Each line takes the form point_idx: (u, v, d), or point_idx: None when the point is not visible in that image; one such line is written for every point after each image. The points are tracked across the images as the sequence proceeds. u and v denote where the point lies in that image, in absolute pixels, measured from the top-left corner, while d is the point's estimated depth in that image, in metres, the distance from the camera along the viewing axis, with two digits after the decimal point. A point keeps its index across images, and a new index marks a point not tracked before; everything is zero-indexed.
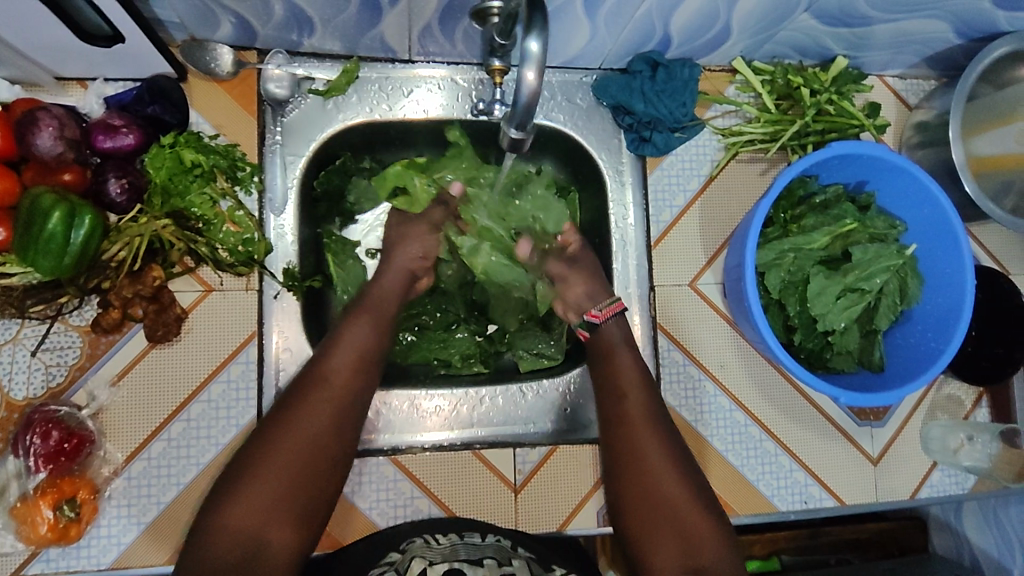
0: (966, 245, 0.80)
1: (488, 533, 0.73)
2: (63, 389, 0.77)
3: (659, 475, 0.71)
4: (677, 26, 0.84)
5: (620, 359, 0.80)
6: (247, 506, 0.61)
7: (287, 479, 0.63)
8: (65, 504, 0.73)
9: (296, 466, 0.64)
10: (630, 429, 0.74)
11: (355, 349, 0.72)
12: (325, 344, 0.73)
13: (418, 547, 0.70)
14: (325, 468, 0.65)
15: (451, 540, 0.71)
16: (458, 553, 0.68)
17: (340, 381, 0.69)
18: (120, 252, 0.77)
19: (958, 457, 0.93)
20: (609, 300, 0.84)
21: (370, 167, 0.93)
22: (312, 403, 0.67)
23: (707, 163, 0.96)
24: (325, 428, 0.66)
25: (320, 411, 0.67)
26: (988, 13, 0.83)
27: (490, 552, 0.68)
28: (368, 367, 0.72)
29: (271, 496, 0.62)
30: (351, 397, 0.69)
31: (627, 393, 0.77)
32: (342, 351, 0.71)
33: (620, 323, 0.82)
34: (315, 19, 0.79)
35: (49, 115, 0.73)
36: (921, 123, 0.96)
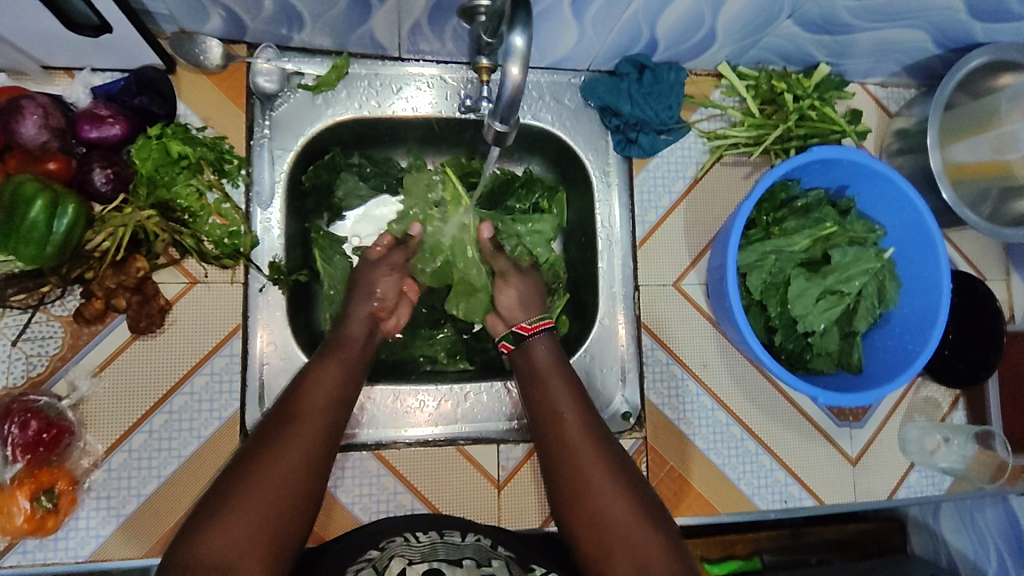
0: (943, 247, 0.82)
1: (467, 532, 0.74)
2: (44, 379, 0.77)
3: (612, 496, 0.69)
4: (663, 29, 0.85)
5: (553, 381, 0.76)
6: (218, 537, 0.59)
7: (263, 515, 0.62)
8: (43, 495, 0.72)
9: (269, 505, 0.62)
10: (579, 451, 0.72)
11: (330, 385, 0.73)
12: (299, 380, 0.73)
13: (397, 545, 0.70)
14: (300, 506, 0.64)
15: (431, 538, 0.72)
16: (437, 552, 0.69)
17: (314, 415, 0.69)
18: (104, 242, 0.76)
19: (935, 458, 0.96)
20: (535, 316, 0.83)
21: (358, 163, 0.93)
22: (286, 441, 0.66)
23: (692, 166, 0.98)
24: (300, 468, 0.65)
25: (296, 444, 0.66)
26: (965, 24, 0.85)
27: (469, 551, 0.69)
28: (341, 403, 0.73)
29: (243, 531, 0.60)
30: (326, 428, 0.70)
31: (566, 418, 0.74)
32: (316, 384, 0.72)
33: (551, 338, 0.81)
34: (305, 14, 0.79)
35: (33, 104, 0.72)
36: (901, 130, 0.98)
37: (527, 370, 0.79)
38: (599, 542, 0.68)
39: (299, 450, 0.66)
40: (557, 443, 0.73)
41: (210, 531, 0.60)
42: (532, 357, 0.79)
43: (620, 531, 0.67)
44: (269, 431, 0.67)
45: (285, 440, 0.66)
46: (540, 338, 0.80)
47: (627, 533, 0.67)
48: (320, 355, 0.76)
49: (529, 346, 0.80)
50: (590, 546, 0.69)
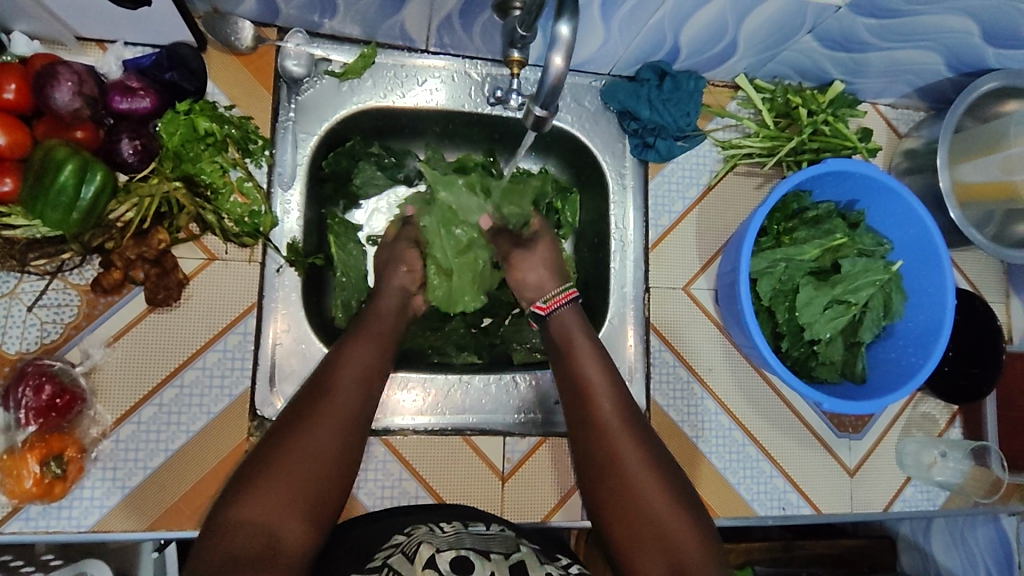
0: (948, 271, 0.84)
1: (492, 523, 0.75)
2: (57, 346, 0.77)
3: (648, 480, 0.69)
4: (687, 37, 0.87)
5: (588, 360, 0.77)
6: (258, 502, 0.60)
7: (299, 482, 0.62)
8: (52, 460, 0.72)
9: (304, 473, 0.63)
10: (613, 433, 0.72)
11: (362, 360, 0.73)
12: (330, 358, 0.73)
13: (423, 533, 0.69)
14: (335, 476, 0.65)
15: (455, 529, 0.72)
16: (464, 541, 0.68)
17: (348, 388, 0.70)
18: (128, 213, 0.77)
19: (931, 472, 0.97)
20: (559, 287, 0.84)
21: (378, 152, 0.95)
22: (320, 413, 0.67)
23: (706, 173, 0.99)
24: (336, 440, 0.66)
25: (330, 416, 0.67)
26: (977, 48, 0.88)
27: (496, 542, 0.69)
28: (375, 379, 0.73)
29: (282, 495, 0.61)
30: (361, 402, 0.70)
31: (601, 401, 0.74)
32: (350, 359, 0.73)
33: (576, 307, 0.83)
34: (339, 1, 0.81)
35: (69, 70, 0.72)
36: (910, 150, 1.01)
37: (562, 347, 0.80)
38: (628, 521, 0.68)
39: (334, 422, 0.67)
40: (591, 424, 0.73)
41: (248, 494, 0.61)
42: (567, 330, 0.81)
43: (653, 515, 0.67)
44: (305, 402, 0.68)
45: (320, 409, 0.67)
46: (564, 308, 0.82)
47: (660, 518, 0.67)
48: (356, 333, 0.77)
49: (563, 319, 0.82)
50: (621, 528, 0.69)
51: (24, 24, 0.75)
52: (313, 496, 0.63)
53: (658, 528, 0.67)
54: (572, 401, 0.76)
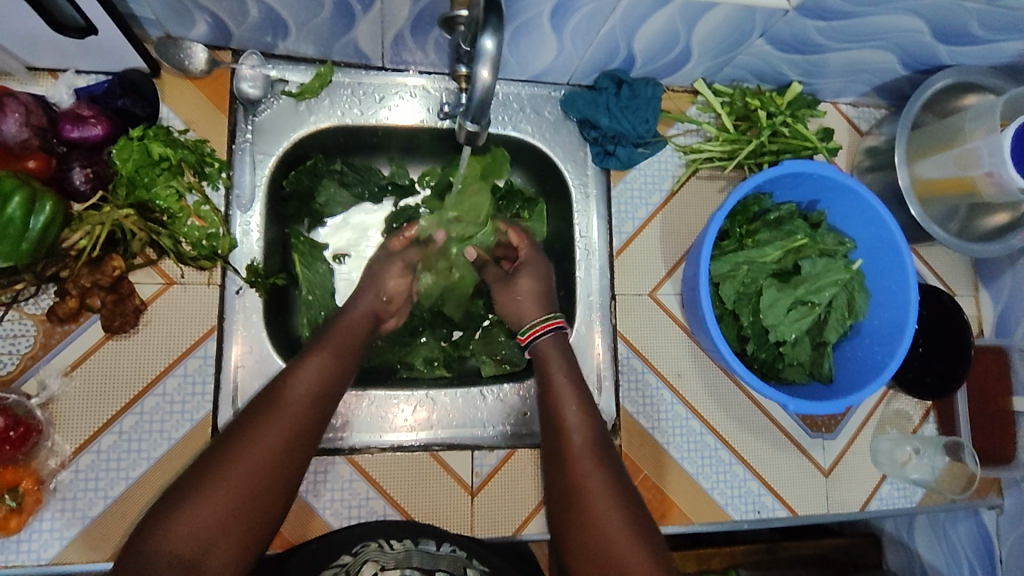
0: (910, 264, 0.84)
1: (443, 541, 0.76)
2: (13, 378, 0.76)
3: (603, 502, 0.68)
4: (640, 45, 0.87)
5: (562, 391, 0.78)
6: (183, 533, 0.58)
7: (227, 513, 0.60)
8: (6, 493, 0.71)
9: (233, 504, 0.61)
10: (577, 457, 0.72)
11: (308, 375, 0.71)
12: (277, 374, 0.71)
13: (372, 551, 0.72)
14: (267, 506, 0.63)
15: (405, 546, 0.74)
16: (411, 559, 0.71)
17: (291, 408, 0.68)
18: (80, 241, 0.76)
19: (905, 470, 0.97)
20: (541, 316, 0.85)
21: (340, 170, 0.94)
22: (259, 434, 0.65)
23: (668, 178, 0.99)
24: (272, 457, 0.64)
25: (268, 436, 0.65)
26: (928, 46, 0.88)
27: (443, 561, 0.72)
28: (325, 401, 0.71)
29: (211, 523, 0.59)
30: (309, 424, 0.68)
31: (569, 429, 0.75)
32: (303, 377, 0.70)
33: (557, 338, 0.84)
34: (290, 22, 0.81)
35: (15, 102, 0.72)
36: (871, 147, 1.02)
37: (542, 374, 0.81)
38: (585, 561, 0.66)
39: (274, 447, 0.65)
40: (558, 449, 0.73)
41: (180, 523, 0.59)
42: (544, 359, 0.82)
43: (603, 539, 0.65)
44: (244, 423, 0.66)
45: (260, 431, 0.65)
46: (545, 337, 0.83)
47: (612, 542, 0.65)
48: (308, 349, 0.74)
49: (543, 350, 0.83)
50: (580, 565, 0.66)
51: None
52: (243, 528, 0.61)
53: (608, 552, 0.65)
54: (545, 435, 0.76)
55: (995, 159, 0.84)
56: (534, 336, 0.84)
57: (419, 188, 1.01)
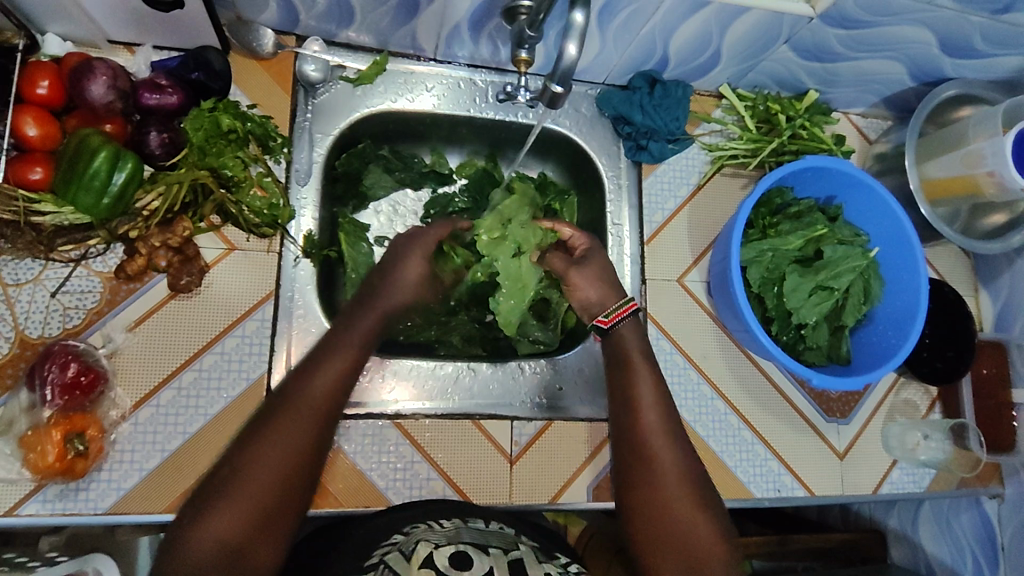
0: (920, 256, 0.91)
1: (491, 520, 0.78)
2: (79, 331, 0.79)
3: (673, 482, 0.73)
4: (675, 47, 0.95)
5: (641, 375, 0.80)
6: (220, 521, 0.58)
7: (234, 532, 0.58)
8: (75, 438, 0.73)
9: (240, 525, 0.59)
10: (651, 436, 0.76)
11: (335, 366, 0.69)
12: (305, 363, 0.69)
13: (422, 530, 0.72)
14: (274, 527, 0.60)
15: (454, 525, 0.75)
16: (462, 536, 0.71)
17: (301, 417, 0.64)
18: (153, 202, 0.81)
19: (915, 454, 1.03)
20: (620, 300, 0.86)
21: (386, 155, 0.99)
22: (287, 426, 0.63)
23: (695, 174, 1.06)
24: (298, 447, 0.63)
25: (298, 424, 0.64)
26: (936, 59, 0.97)
27: (494, 538, 0.72)
28: (336, 411, 0.67)
29: (218, 541, 0.58)
30: (321, 435, 0.65)
31: (643, 410, 0.77)
32: (317, 385, 0.67)
33: (637, 322, 0.85)
34: (356, 10, 0.87)
35: (104, 65, 0.77)
36: (880, 153, 1.10)
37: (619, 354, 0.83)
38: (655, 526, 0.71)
39: (278, 466, 0.61)
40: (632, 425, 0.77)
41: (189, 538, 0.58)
42: (621, 339, 0.83)
43: (671, 512, 0.71)
44: (252, 435, 0.63)
45: (265, 446, 0.62)
46: (625, 321, 0.84)
47: (680, 517, 0.71)
48: (323, 353, 0.70)
49: (621, 333, 0.83)
50: (645, 527, 0.72)
51: (61, 26, 0.80)
52: (252, 548, 0.59)
53: (677, 526, 0.71)
54: (618, 403, 0.79)
55: (997, 160, 0.92)
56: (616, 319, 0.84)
57: (457, 178, 1.08)
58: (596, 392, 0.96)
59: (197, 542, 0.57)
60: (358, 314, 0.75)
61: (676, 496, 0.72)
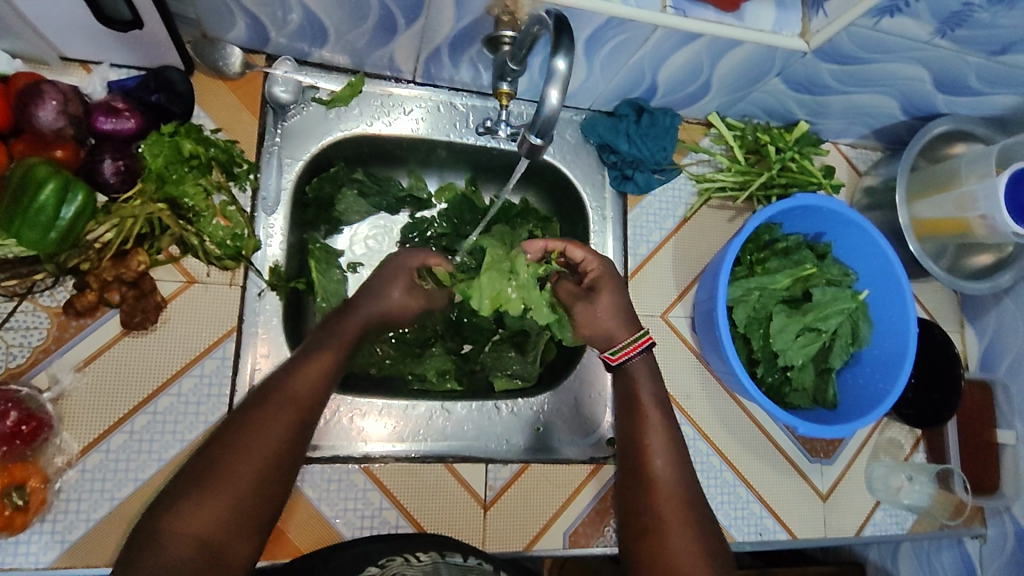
0: (910, 299, 0.89)
1: (469, 555, 0.74)
2: (23, 371, 0.73)
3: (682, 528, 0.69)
4: (664, 76, 0.91)
5: (652, 420, 0.76)
6: (191, 519, 0.55)
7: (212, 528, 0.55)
8: (13, 491, 0.68)
9: (220, 519, 0.56)
10: (658, 485, 0.72)
11: (321, 355, 0.67)
12: (291, 359, 0.67)
13: (399, 564, 0.69)
14: (250, 530, 0.57)
15: (432, 558, 0.71)
16: (440, 571, 0.68)
17: (280, 408, 0.62)
18: (106, 234, 0.74)
19: (899, 496, 1.01)
20: (631, 334, 0.80)
21: (359, 178, 0.95)
22: (267, 417, 0.61)
23: (681, 206, 1.03)
24: (280, 436, 0.61)
25: (278, 412, 0.61)
26: (929, 95, 0.95)
27: (474, 573, 0.69)
28: (317, 411, 0.65)
29: (195, 534, 0.54)
30: (302, 432, 0.62)
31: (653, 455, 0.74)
32: (301, 380, 0.65)
33: (646, 361, 0.80)
34: (330, 30, 0.82)
35: (54, 89, 0.71)
36: (869, 187, 1.07)
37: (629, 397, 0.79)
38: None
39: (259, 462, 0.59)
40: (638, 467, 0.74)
41: (162, 528, 0.54)
42: (632, 381, 0.79)
43: (678, 558, 0.67)
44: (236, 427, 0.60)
45: (247, 438, 0.59)
46: (636, 358, 0.79)
47: (682, 568, 0.67)
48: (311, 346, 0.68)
49: (633, 374, 0.79)
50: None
51: (8, 42, 0.74)
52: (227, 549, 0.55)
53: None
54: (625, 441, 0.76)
55: (989, 203, 0.89)
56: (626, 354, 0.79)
57: (436, 202, 1.02)
58: (577, 431, 0.92)
59: (173, 539, 0.54)
60: (340, 317, 0.72)
61: (680, 541, 0.68)
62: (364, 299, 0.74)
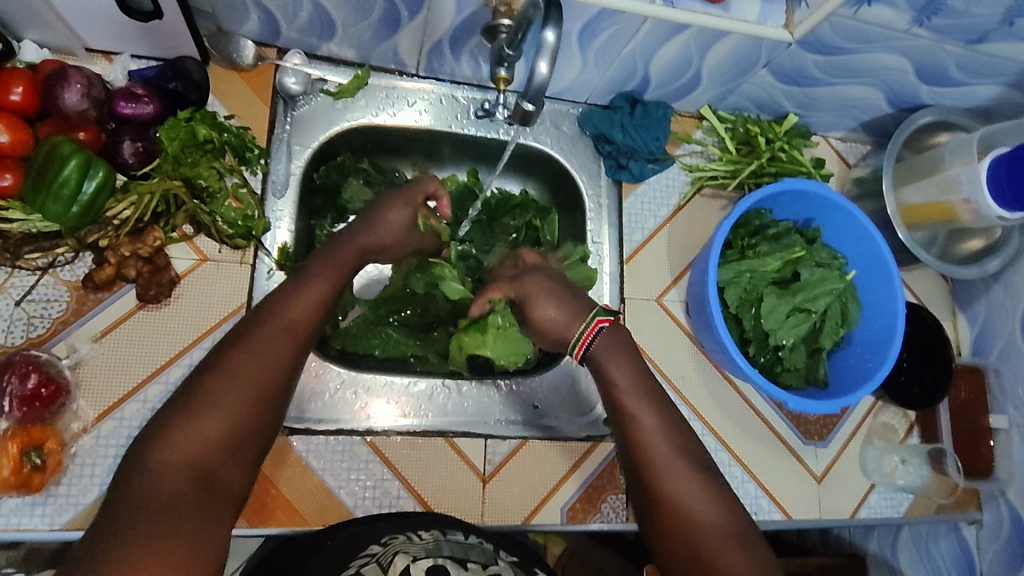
0: (898, 280, 0.91)
1: (470, 533, 0.75)
2: (43, 340, 0.77)
3: (692, 498, 0.69)
4: (655, 68, 0.95)
5: (633, 405, 0.74)
6: (184, 441, 0.57)
7: (204, 450, 0.58)
8: (32, 450, 0.72)
9: (216, 441, 0.58)
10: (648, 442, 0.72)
11: (314, 287, 0.71)
12: (277, 293, 0.70)
13: (400, 542, 0.69)
14: (245, 455, 0.60)
15: (433, 536, 0.72)
16: (441, 549, 0.68)
17: (270, 338, 0.65)
18: (125, 211, 0.79)
19: (893, 478, 1.02)
20: (581, 322, 0.77)
21: (365, 168, 0.99)
22: (256, 345, 0.64)
23: (675, 194, 1.06)
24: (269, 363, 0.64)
25: (268, 340, 0.65)
26: (913, 86, 0.98)
27: (474, 552, 0.69)
28: (307, 340, 0.68)
29: (192, 457, 0.57)
30: (290, 363, 0.65)
31: (644, 436, 0.72)
32: (291, 310, 0.68)
33: (607, 337, 0.77)
34: (338, 24, 0.87)
35: (79, 73, 0.76)
36: (858, 178, 1.11)
37: (603, 381, 0.76)
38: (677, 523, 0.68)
39: (247, 391, 0.62)
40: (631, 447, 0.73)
41: (157, 452, 0.56)
42: (603, 368, 0.76)
43: (689, 503, 0.69)
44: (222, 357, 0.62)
45: (236, 370, 0.62)
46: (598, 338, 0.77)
47: (690, 512, 0.68)
48: (296, 282, 0.71)
49: (599, 360, 0.77)
50: (665, 529, 0.69)
51: (37, 33, 0.79)
52: (224, 469, 0.58)
53: (691, 530, 0.67)
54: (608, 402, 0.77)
55: (972, 186, 0.93)
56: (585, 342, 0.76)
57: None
58: (575, 410, 0.95)
59: (168, 461, 0.56)
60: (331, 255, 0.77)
61: (683, 484, 0.70)
62: (351, 254, 0.77)
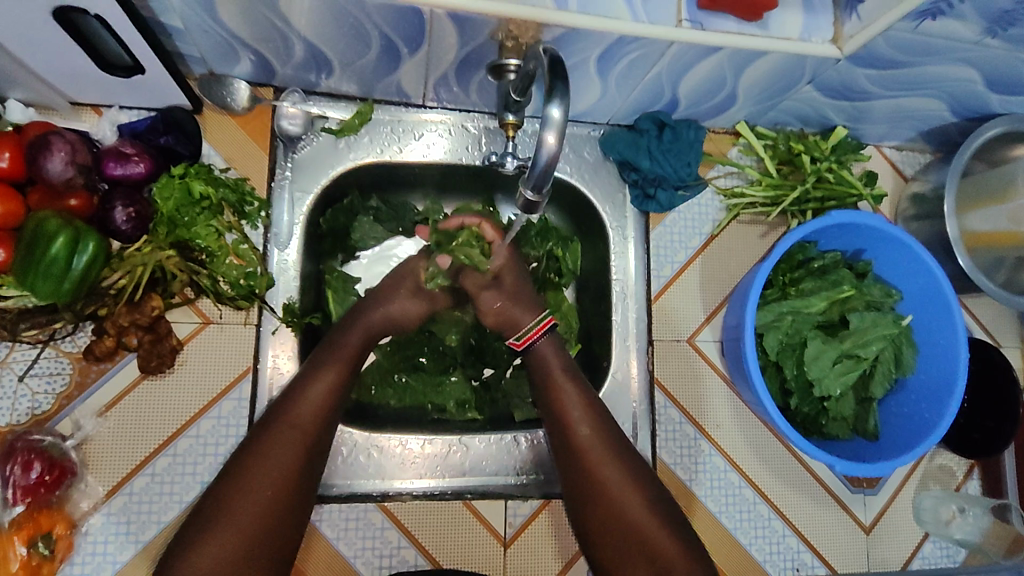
0: (961, 322, 0.82)
1: None
2: (48, 417, 0.76)
3: (621, 482, 0.71)
4: (685, 89, 0.86)
5: (562, 381, 0.76)
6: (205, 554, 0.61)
7: (232, 554, 0.61)
8: (40, 540, 0.71)
9: (231, 552, 0.61)
10: (584, 441, 0.73)
11: (320, 387, 0.70)
12: (286, 390, 0.71)
13: None
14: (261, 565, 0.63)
15: None
16: None
17: (278, 444, 0.66)
18: (121, 280, 0.76)
19: (949, 529, 0.94)
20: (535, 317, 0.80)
21: (375, 207, 0.92)
22: (264, 457, 0.65)
23: (708, 223, 0.98)
24: (280, 470, 0.65)
25: (279, 448, 0.66)
26: (982, 96, 0.86)
27: None
28: (321, 433, 0.69)
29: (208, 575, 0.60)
30: (299, 471, 0.66)
31: (575, 414, 0.75)
32: (304, 406, 0.69)
33: (553, 339, 0.80)
34: (335, 62, 0.81)
35: (61, 140, 0.72)
36: (916, 195, 0.99)
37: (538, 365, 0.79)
38: (608, 518, 0.71)
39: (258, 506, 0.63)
40: (567, 443, 0.74)
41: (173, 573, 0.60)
42: (541, 360, 0.78)
43: (621, 499, 0.71)
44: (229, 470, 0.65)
45: (244, 483, 0.64)
46: (542, 339, 0.79)
47: (626, 510, 0.70)
48: (308, 370, 0.72)
49: (541, 353, 0.79)
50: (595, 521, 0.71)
51: (20, 92, 0.75)
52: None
53: (632, 529, 0.70)
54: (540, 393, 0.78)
55: None
56: (528, 340, 0.78)
57: None
58: None
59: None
60: (340, 338, 0.76)
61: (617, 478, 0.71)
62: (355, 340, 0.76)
